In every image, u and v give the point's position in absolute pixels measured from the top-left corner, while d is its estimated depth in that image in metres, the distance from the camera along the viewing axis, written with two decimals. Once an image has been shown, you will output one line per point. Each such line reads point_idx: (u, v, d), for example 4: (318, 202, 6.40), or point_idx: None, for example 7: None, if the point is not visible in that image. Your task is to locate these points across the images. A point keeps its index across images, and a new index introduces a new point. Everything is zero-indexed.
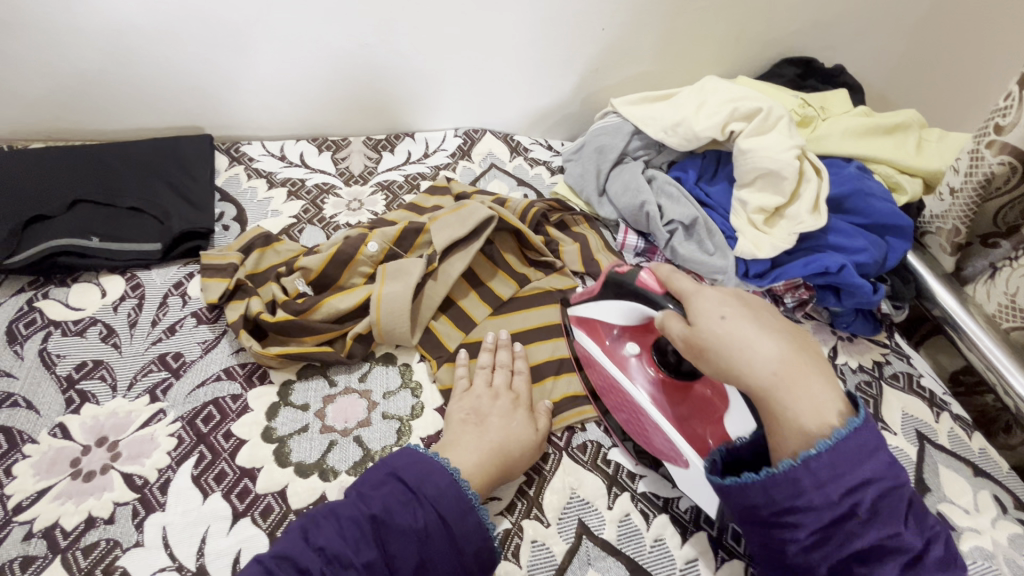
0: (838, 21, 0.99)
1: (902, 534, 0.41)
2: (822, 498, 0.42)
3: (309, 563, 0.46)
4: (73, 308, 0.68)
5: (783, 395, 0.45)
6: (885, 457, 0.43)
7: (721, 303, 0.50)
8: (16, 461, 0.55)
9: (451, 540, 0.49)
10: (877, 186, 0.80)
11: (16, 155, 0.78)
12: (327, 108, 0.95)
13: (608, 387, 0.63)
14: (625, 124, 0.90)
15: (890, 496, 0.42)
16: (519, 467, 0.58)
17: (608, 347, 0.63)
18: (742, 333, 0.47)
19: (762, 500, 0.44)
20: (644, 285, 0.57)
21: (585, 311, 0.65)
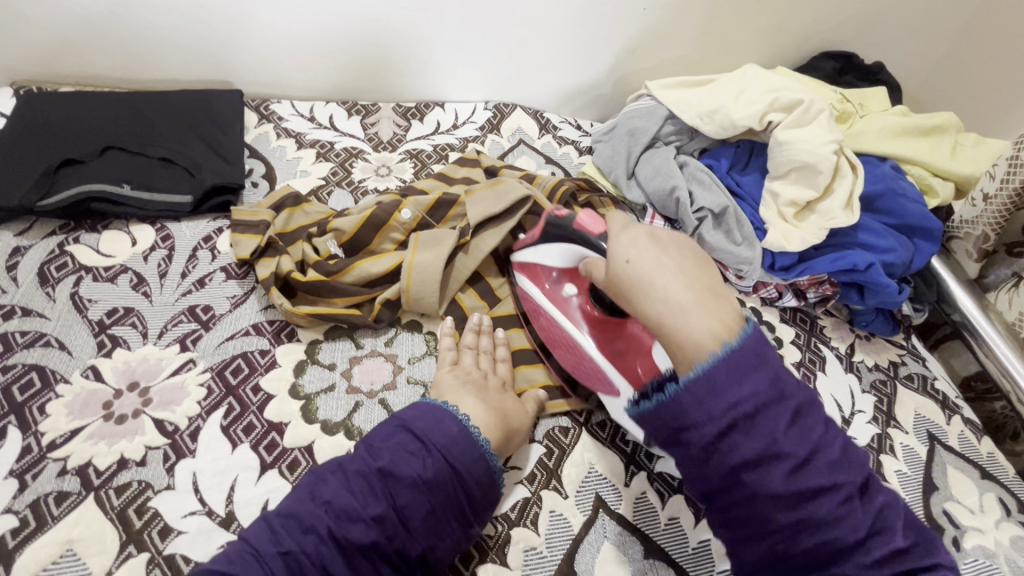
0: (882, 16, 0.97)
1: (780, 442, 0.42)
2: (701, 415, 0.43)
3: (316, 522, 0.46)
4: (104, 254, 0.68)
5: (673, 328, 0.46)
6: (767, 376, 0.43)
7: (630, 245, 0.50)
8: (49, 400, 0.56)
9: (462, 484, 0.50)
10: (910, 187, 0.80)
11: (49, 98, 0.77)
12: (361, 71, 0.94)
13: (543, 320, 0.67)
14: (659, 108, 0.89)
15: (776, 409, 0.42)
16: (517, 438, 0.58)
17: (546, 289, 0.66)
18: (637, 274, 0.48)
19: (660, 426, 0.46)
20: (581, 226, 0.60)
21: (523, 256, 0.68)
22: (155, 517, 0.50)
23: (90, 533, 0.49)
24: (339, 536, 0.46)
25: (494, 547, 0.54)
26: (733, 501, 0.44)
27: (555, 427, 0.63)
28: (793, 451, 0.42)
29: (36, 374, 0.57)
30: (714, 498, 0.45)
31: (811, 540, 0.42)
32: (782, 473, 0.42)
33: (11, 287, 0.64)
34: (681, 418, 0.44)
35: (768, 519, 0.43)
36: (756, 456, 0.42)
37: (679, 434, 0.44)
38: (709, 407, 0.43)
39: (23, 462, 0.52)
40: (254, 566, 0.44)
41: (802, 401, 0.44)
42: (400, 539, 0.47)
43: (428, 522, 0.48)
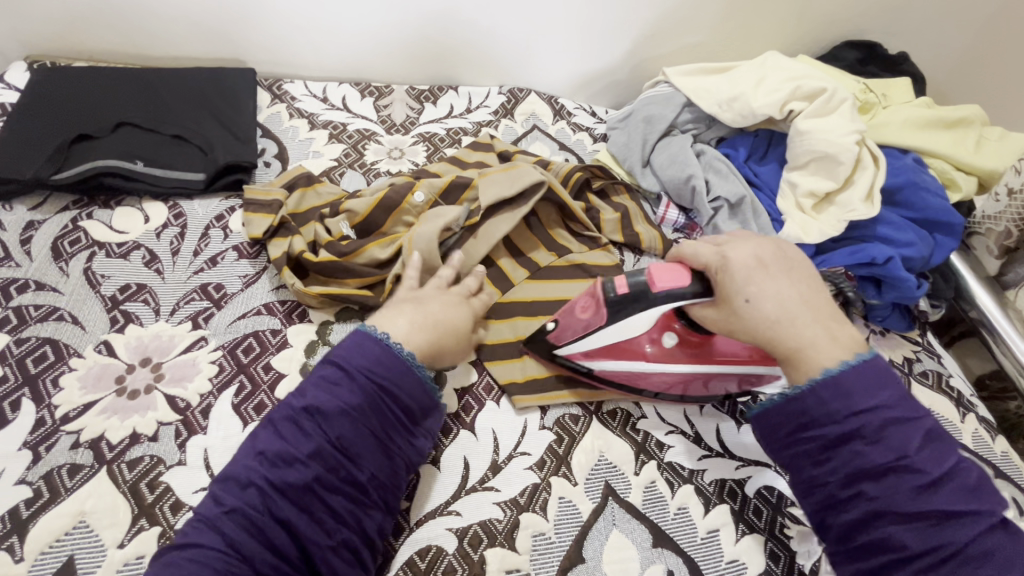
0: (908, 4, 0.95)
1: (911, 457, 0.45)
2: (824, 414, 0.48)
3: (252, 476, 0.47)
4: (117, 230, 0.68)
5: (813, 358, 0.50)
6: (898, 391, 0.48)
7: (745, 277, 0.52)
8: (63, 373, 0.56)
9: (394, 401, 0.52)
10: (932, 180, 0.78)
11: (62, 73, 0.77)
12: (374, 52, 0.92)
13: (641, 377, 0.62)
14: (677, 94, 0.87)
15: (908, 423, 0.46)
16: (445, 357, 0.59)
17: (649, 355, 0.61)
18: (763, 312, 0.51)
19: (781, 420, 0.50)
20: (663, 284, 0.55)
21: (591, 343, 0.60)
22: (166, 492, 0.50)
23: (103, 506, 0.49)
24: (276, 481, 0.47)
25: (502, 532, 0.54)
26: (856, 522, 0.46)
27: (565, 414, 0.62)
28: (926, 468, 0.45)
29: (49, 348, 0.57)
30: (830, 519, 0.48)
31: (952, 572, 0.43)
32: (908, 489, 0.45)
33: (25, 261, 0.64)
34: (806, 416, 0.48)
35: (901, 543, 0.44)
36: (884, 466, 0.45)
37: (803, 431, 0.49)
38: (830, 407, 0.48)
39: (37, 434, 0.52)
40: (209, 533, 0.45)
41: (933, 427, 0.48)
42: (345, 468, 0.49)
43: (369, 443, 0.50)
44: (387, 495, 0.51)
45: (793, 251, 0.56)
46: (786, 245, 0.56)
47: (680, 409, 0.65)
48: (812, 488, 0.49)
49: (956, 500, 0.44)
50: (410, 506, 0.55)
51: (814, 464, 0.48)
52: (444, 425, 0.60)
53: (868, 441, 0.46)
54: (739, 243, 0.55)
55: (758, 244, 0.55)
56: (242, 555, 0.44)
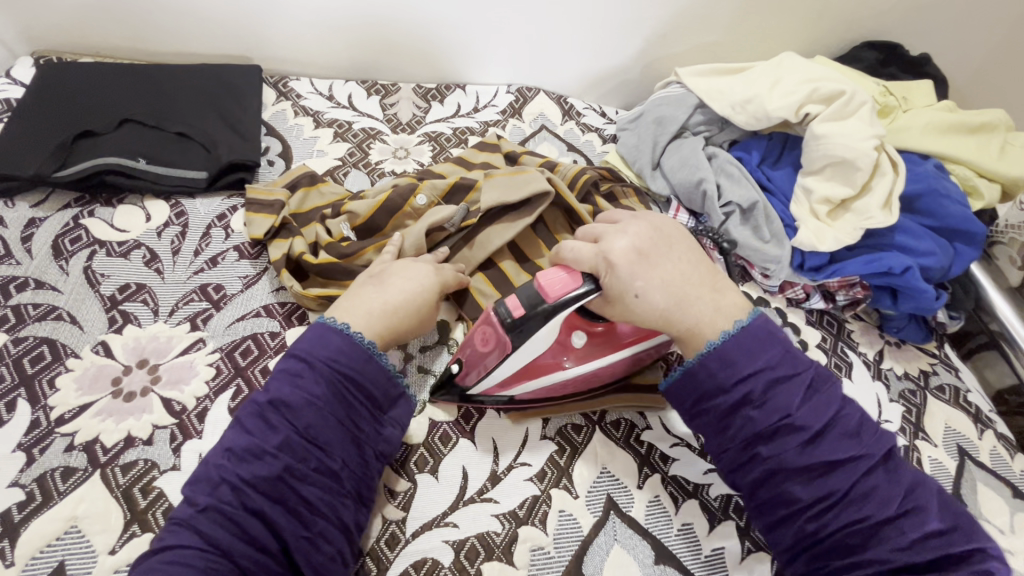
0: (931, 4, 0.92)
1: (795, 415, 0.48)
2: (715, 385, 0.51)
3: (224, 473, 0.46)
4: (118, 229, 0.67)
5: (703, 335, 0.52)
6: (777, 350, 0.51)
7: (632, 272, 0.52)
8: (60, 374, 0.55)
9: (358, 390, 0.51)
10: (954, 187, 0.76)
11: (68, 70, 0.77)
12: (381, 49, 0.91)
13: (574, 383, 0.59)
14: (689, 96, 0.85)
15: (790, 382, 0.49)
16: (410, 331, 0.58)
17: (572, 363, 0.58)
18: (654, 304, 0.52)
19: (685, 394, 0.52)
20: (552, 292, 0.51)
21: (504, 370, 0.56)
22: (159, 497, 0.50)
23: (95, 511, 0.48)
24: (249, 475, 0.46)
25: (500, 545, 0.53)
26: (757, 482, 0.50)
27: (567, 424, 0.61)
28: (808, 423, 0.48)
29: (47, 348, 0.57)
30: (739, 480, 0.51)
31: (841, 518, 0.47)
32: (795, 446, 0.48)
33: (26, 259, 0.63)
34: (698, 389, 0.51)
35: (794, 497, 0.48)
36: (771, 427, 0.49)
37: (702, 404, 0.51)
38: (720, 378, 0.50)
39: (32, 435, 0.52)
40: (185, 533, 0.44)
41: (812, 378, 0.51)
42: (315, 458, 0.48)
43: (337, 433, 0.49)
44: (360, 486, 0.50)
45: (665, 229, 0.57)
46: (656, 223, 0.57)
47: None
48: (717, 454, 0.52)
49: (838, 448, 0.48)
50: (404, 517, 0.53)
51: (714, 431, 0.52)
52: (443, 433, 0.59)
53: (756, 406, 0.49)
54: (616, 236, 0.55)
55: (634, 233, 0.55)
56: (222, 549, 0.44)
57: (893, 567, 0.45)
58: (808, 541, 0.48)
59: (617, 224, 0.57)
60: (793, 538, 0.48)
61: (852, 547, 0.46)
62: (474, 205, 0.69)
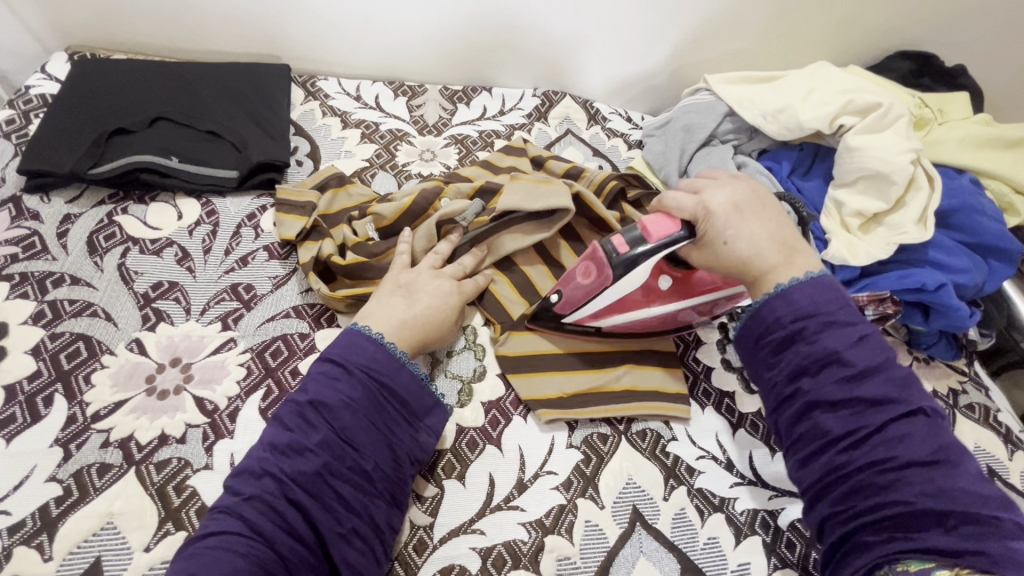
0: (966, 15, 0.90)
1: (843, 352, 0.47)
2: (775, 321, 0.50)
3: (267, 466, 0.47)
4: (151, 226, 0.68)
5: (771, 282, 0.53)
6: (841, 298, 0.50)
7: (724, 219, 0.55)
8: (95, 370, 0.56)
9: (393, 398, 0.53)
10: (990, 204, 0.74)
11: (102, 67, 0.77)
12: (407, 50, 0.91)
13: (653, 324, 0.65)
14: (719, 103, 0.84)
15: (846, 327, 0.48)
16: (437, 343, 0.60)
17: (653, 301, 0.63)
18: (737, 251, 0.54)
19: (750, 329, 0.52)
20: (651, 231, 0.57)
21: (596, 307, 0.61)
22: (192, 496, 0.50)
23: (130, 508, 0.49)
24: (289, 469, 0.46)
25: (527, 554, 0.53)
26: (795, 416, 0.48)
27: (594, 433, 0.61)
28: (855, 362, 0.47)
29: (82, 344, 0.58)
30: (779, 416, 0.50)
31: (870, 454, 0.45)
32: (837, 379, 0.47)
33: (62, 254, 0.64)
34: (760, 326, 0.51)
35: (825, 429, 0.46)
36: (820, 361, 0.48)
37: (760, 339, 0.51)
38: (779, 314, 0.50)
39: (68, 431, 0.52)
40: (229, 520, 0.45)
41: (872, 331, 0.49)
42: (351, 458, 0.49)
43: (372, 435, 0.50)
44: (393, 488, 0.50)
45: (763, 193, 0.58)
46: (754, 185, 0.59)
47: (713, 432, 0.62)
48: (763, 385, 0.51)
49: (879, 390, 0.46)
50: (431, 523, 0.54)
51: (766, 365, 0.51)
52: (470, 439, 0.59)
53: (808, 342, 0.48)
54: (716, 189, 0.57)
55: (733, 190, 0.57)
56: (264, 537, 0.44)
57: (913, 511, 0.42)
58: (833, 475, 0.46)
59: (717, 180, 0.59)
60: (819, 471, 0.46)
61: (876, 487, 0.44)
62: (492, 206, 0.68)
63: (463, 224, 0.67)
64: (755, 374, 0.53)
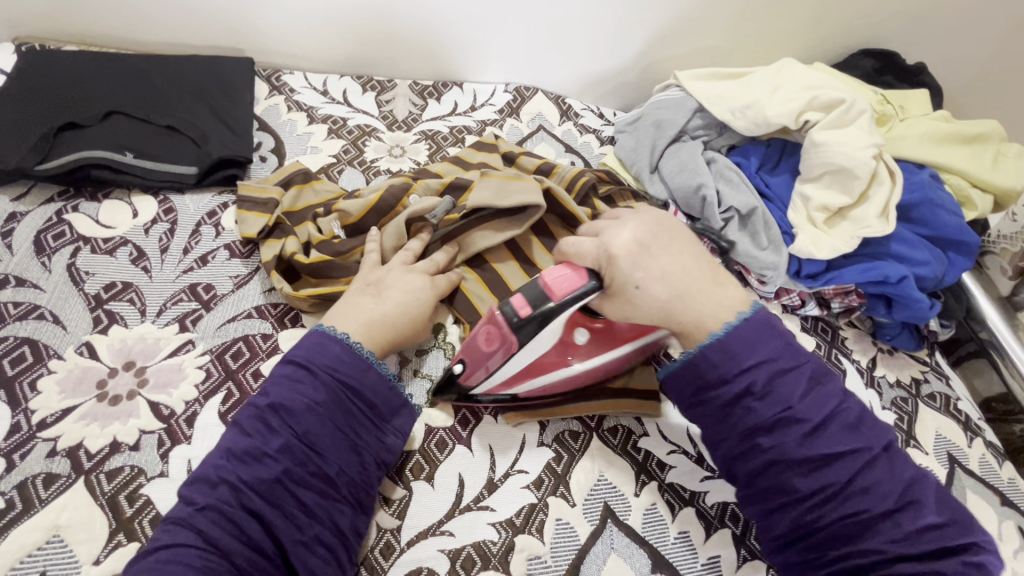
0: (927, 13, 0.92)
1: (796, 407, 0.48)
2: (718, 375, 0.50)
3: (223, 473, 0.45)
4: (103, 225, 0.65)
5: (704, 327, 0.52)
6: (778, 343, 0.50)
7: (634, 264, 0.52)
8: (41, 375, 0.54)
9: (358, 400, 0.51)
10: (949, 198, 0.76)
11: (51, 59, 0.74)
12: (375, 44, 0.89)
13: (580, 381, 0.60)
14: (689, 99, 0.85)
15: (792, 376, 0.49)
16: (406, 342, 0.59)
17: (572, 356, 0.58)
18: (655, 295, 0.52)
19: (684, 383, 0.52)
20: (553, 289, 0.51)
21: (509, 372, 0.56)
22: (146, 506, 0.48)
23: (79, 520, 0.47)
24: (248, 476, 0.45)
25: (496, 555, 0.52)
26: (756, 471, 0.49)
27: (565, 430, 0.60)
28: (808, 416, 0.48)
29: (28, 348, 0.55)
30: (737, 469, 0.51)
31: (839, 510, 0.47)
32: (798, 438, 0.48)
33: (6, 255, 0.61)
34: (703, 379, 0.50)
35: (791, 487, 0.48)
36: (772, 419, 0.48)
37: (703, 392, 0.51)
38: (722, 367, 0.50)
39: (11, 440, 0.50)
40: (184, 532, 0.43)
41: (815, 370, 0.51)
42: (313, 463, 0.47)
43: (336, 439, 0.49)
44: (359, 493, 0.49)
45: (666, 222, 0.57)
46: (659, 217, 0.58)
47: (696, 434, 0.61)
48: (714, 443, 0.52)
49: (837, 441, 0.48)
50: (399, 526, 0.53)
51: (713, 421, 0.51)
52: (439, 439, 0.58)
53: (759, 397, 0.49)
54: (617, 230, 0.55)
55: (635, 226, 0.56)
56: (220, 549, 0.42)
57: (885, 557, 0.46)
58: (805, 530, 0.48)
59: (617, 219, 0.58)
60: (789, 524, 0.49)
61: (845, 538, 0.47)
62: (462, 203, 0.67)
63: (432, 222, 0.66)
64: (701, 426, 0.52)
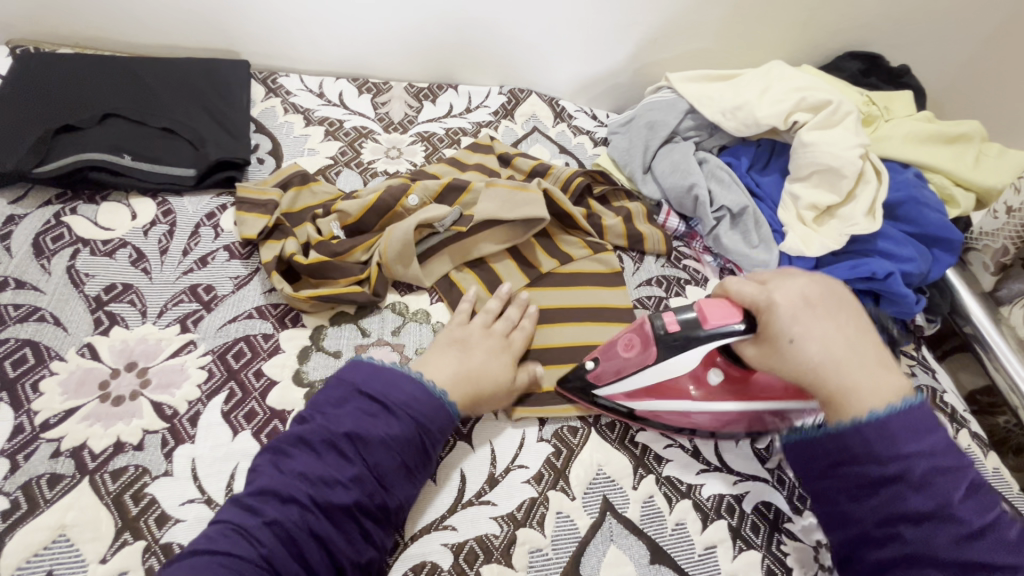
0: (911, 17, 0.94)
1: (956, 507, 0.43)
2: (867, 453, 0.46)
3: (296, 491, 0.45)
4: (102, 227, 0.65)
5: (853, 401, 0.48)
6: (941, 440, 0.46)
7: (794, 316, 0.51)
8: (43, 377, 0.54)
9: (428, 440, 0.51)
10: (932, 196, 0.78)
11: (46, 61, 0.74)
12: (370, 47, 0.89)
13: (694, 419, 0.61)
14: (680, 101, 0.86)
15: (956, 475, 0.44)
16: (487, 403, 0.57)
17: (688, 392, 0.59)
18: (810, 355, 0.50)
19: (820, 453, 0.49)
20: (704, 315, 0.54)
21: (634, 384, 0.59)
22: (151, 504, 0.48)
23: (84, 519, 0.47)
24: (320, 501, 0.45)
25: (499, 548, 0.53)
26: (888, 560, 0.45)
27: (564, 426, 0.61)
28: (969, 519, 0.43)
29: (29, 350, 0.55)
30: (861, 554, 0.47)
31: None
32: (927, 503, 0.44)
33: (5, 258, 0.61)
34: (844, 453, 0.47)
35: None
36: (926, 513, 0.43)
37: (841, 465, 0.47)
38: (874, 448, 0.46)
39: (15, 441, 0.50)
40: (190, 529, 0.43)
41: (981, 481, 0.45)
42: (380, 496, 0.47)
43: (402, 474, 0.49)
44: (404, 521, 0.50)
45: (839, 291, 0.54)
46: (831, 283, 0.55)
47: (711, 440, 0.63)
48: (843, 522, 0.48)
49: (999, 555, 0.42)
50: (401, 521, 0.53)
51: (851, 498, 0.47)
52: None
53: (914, 488, 0.44)
54: (784, 282, 0.53)
55: (805, 282, 0.53)
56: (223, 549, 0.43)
57: None
58: None
59: (783, 272, 0.56)
60: None
61: None
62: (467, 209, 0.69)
63: (440, 230, 0.67)
64: (827, 499, 0.49)
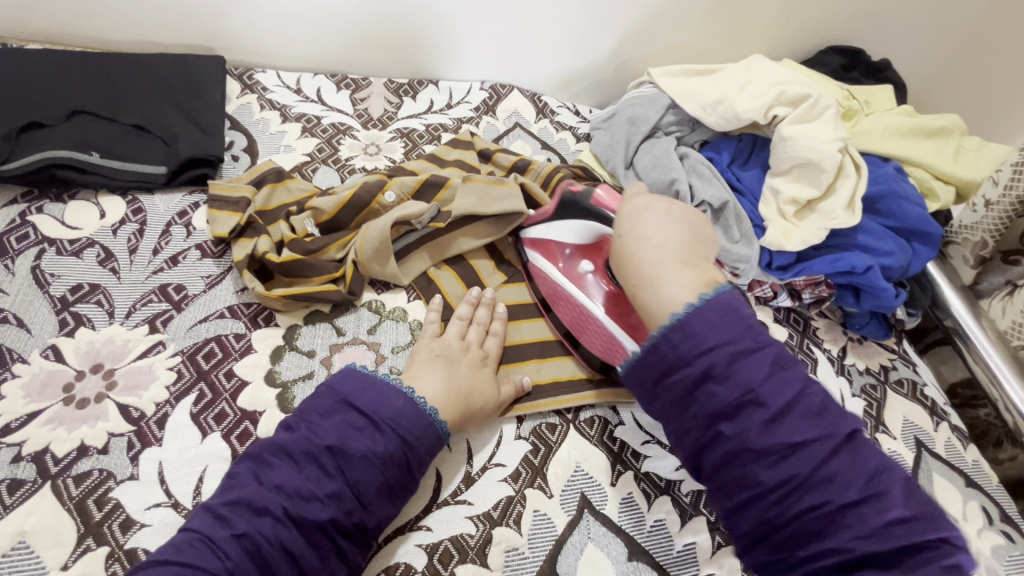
0: (891, 12, 0.94)
1: (759, 390, 0.44)
2: (678, 357, 0.46)
3: (270, 502, 0.44)
4: (69, 226, 0.64)
5: (654, 290, 0.51)
6: (739, 324, 0.46)
7: (627, 214, 0.57)
8: (5, 380, 0.53)
9: (415, 460, 0.49)
10: (911, 189, 0.78)
11: (10, 57, 0.72)
12: (347, 42, 0.88)
13: (549, 289, 0.67)
14: (662, 95, 0.86)
15: (754, 358, 0.45)
16: (477, 419, 0.56)
17: (564, 265, 0.66)
18: (628, 248, 0.55)
19: (648, 371, 0.48)
20: (598, 200, 0.62)
21: (533, 230, 0.68)
22: (116, 509, 0.47)
23: (45, 525, 0.46)
24: (295, 517, 0.44)
25: (474, 547, 0.52)
26: (720, 463, 0.45)
27: (542, 424, 0.61)
28: (769, 401, 0.44)
29: None
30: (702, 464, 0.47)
31: (803, 502, 0.42)
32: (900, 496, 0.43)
33: None
34: (664, 361, 0.47)
35: (755, 480, 0.44)
36: (734, 404, 0.44)
37: (665, 378, 0.47)
38: (682, 349, 0.46)
39: None
40: None
41: (779, 352, 0.46)
42: (358, 514, 0.46)
43: (383, 493, 0.47)
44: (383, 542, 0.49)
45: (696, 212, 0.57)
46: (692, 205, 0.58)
47: None
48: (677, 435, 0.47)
49: (799, 428, 0.43)
50: None
51: (676, 409, 0.47)
52: None
53: (720, 380, 0.44)
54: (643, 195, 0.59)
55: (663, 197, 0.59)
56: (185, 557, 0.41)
57: (850, 558, 0.41)
58: (768, 528, 0.44)
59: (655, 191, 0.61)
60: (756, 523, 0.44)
61: (811, 534, 0.42)
62: (444, 205, 0.69)
63: (417, 226, 0.66)
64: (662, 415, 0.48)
